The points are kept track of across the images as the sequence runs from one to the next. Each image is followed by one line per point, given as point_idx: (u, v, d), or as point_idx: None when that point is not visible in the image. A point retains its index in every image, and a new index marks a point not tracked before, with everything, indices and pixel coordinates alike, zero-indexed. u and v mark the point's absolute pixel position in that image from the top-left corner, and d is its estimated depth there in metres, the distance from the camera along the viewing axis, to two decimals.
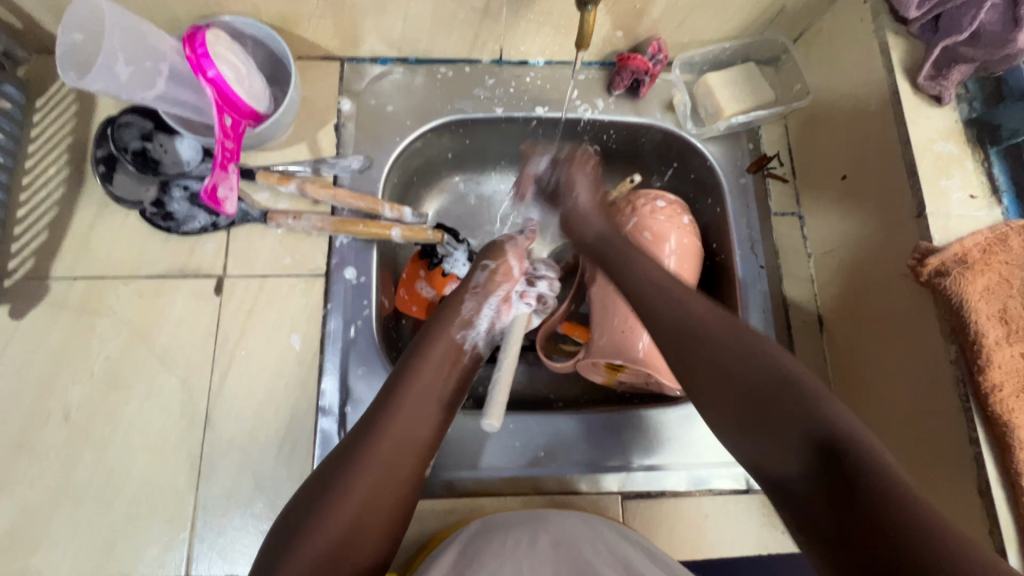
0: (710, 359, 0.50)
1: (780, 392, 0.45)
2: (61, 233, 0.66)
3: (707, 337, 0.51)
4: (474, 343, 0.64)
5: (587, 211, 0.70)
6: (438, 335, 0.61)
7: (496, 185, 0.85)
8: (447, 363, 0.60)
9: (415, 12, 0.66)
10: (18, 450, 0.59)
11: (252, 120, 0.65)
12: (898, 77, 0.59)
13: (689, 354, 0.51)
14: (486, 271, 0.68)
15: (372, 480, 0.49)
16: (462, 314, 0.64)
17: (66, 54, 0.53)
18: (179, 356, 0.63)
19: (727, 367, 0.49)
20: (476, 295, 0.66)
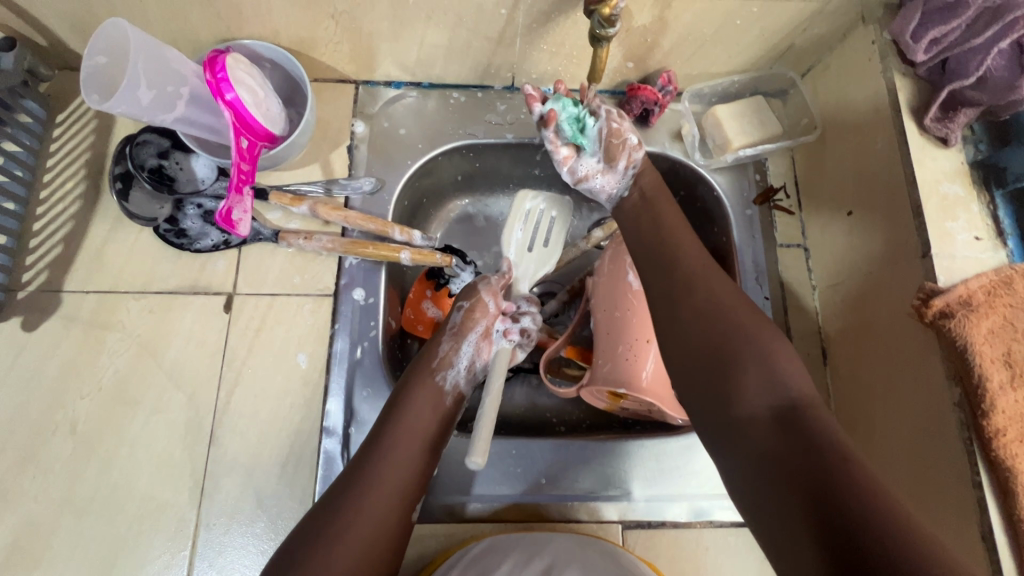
0: (696, 308, 0.53)
1: (735, 357, 0.49)
2: (76, 247, 0.67)
3: (700, 294, 0.53)
4: (456, 380, 0.63)
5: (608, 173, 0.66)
6: (415, 382, 0.61)
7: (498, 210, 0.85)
8: (432, 402, 0.60)
9: (430, 40, 0.67)
10: (25, 461, 0.60)
11: (268, 142, 0.66)
12: (905, 118, 0.60)
13: (693, 285, 0.54)
14: (463, 311, 0.67)
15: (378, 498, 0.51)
16: (439, 354, 0.64)
17: (90, 78, 0.55)
18: (186, 372, 0.64)
19: (704, 319, 0.52)
20: (452, 335, 0.65)
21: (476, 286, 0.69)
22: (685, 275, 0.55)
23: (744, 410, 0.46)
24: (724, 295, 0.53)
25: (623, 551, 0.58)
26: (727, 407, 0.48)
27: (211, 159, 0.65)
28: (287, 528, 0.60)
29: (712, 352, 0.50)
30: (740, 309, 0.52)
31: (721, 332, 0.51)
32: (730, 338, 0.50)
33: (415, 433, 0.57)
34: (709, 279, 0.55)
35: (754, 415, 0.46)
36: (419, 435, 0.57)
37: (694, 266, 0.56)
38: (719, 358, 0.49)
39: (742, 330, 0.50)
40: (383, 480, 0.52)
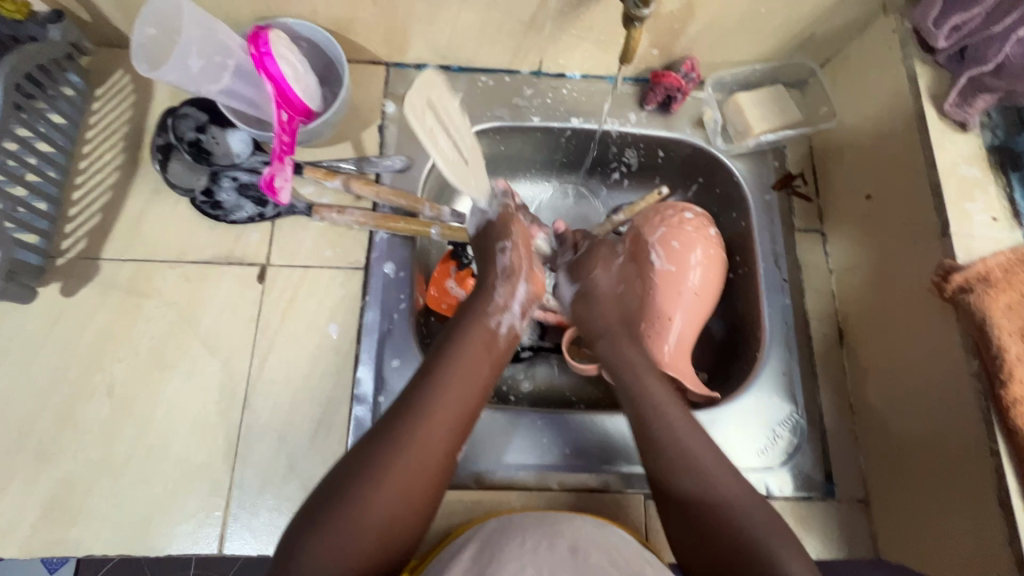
0: (676, 474, 0.55)
1: (715, 513, 0.52)
2: (114, 216, 0.68)
3: (676, 454, 0.56)
4: (512, 321, 0.63)
5: (603, 295, 0.70)
6: (473, 324, 0.60)
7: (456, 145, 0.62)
8: (485, 348, 0.59)
9: (464, 22, 0.69)
10: (64, 422, 0.61)
11: (304, 117, 0.68)
12: (925, 103, 0.62)
13: (664, 454, 0.56)
14: (508, 253, 0.66)
15: (413, 470, 0.50)
16: (495, 300, 0.63)
17: (141, 47, 0.56)
18: (221, 340, 0.66)
19: (688, 482, 0.54)
20: (506, 279, 0.64)
21: (510, 225, 0.68)
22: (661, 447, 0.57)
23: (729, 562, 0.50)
24: (705, 452, 0.56)
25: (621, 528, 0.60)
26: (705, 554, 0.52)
27: (249, 132, 0.66)
28: None
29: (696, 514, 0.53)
30: (720, 477, 0.54)
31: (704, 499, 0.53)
32: (709, 495, 0.53)
33: (443, 415, 0.53)
34: (690, 444, 0.56)
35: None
36: (450, 417, 0.53)
37: (673, 434, 0.57)
38: (699, 523, 0.53)
39: (725, 498, 0.53)
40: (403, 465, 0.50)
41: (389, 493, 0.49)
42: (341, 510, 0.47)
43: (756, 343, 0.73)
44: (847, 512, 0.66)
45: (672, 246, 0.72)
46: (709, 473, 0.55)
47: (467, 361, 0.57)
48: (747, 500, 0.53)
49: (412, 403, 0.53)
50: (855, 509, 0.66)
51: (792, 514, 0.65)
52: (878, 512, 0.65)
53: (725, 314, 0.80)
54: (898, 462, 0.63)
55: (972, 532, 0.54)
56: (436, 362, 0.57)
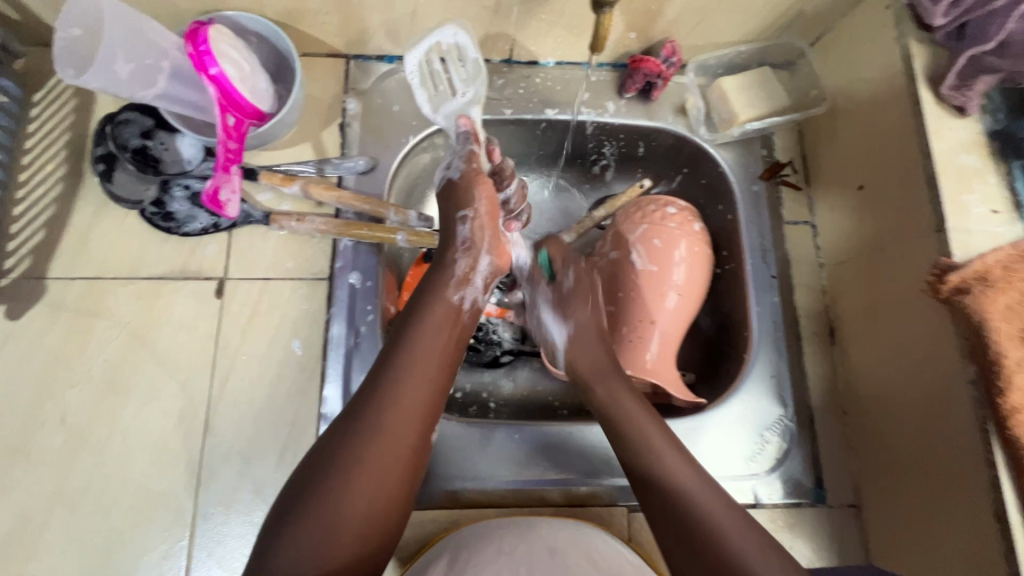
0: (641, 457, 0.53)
1: (675, 504, 0.49)
2: (59, 232, 0.64)
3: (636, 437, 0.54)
4: (475, 295, 0.58)
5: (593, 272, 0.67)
6: (434, 301, 0.55)
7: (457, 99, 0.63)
8: (448, 323, 0.55)
9: (423, 10, 0.64)
10: (16, 453, 0.58)
11: (256, 120, 0.63)
12: (920, 86, 0.58)
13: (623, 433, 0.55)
14: (469, 224, 0.59)
15: (368, 471, 0.45)
16: (457, 271, 0.57)
17: (65, 50, 0.52)
18: (178, 361, 0.62)
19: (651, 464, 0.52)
20: (467, 251, 0.58)
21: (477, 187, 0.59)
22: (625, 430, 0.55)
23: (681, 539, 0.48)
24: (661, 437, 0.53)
25: (606, 533, 0.58)
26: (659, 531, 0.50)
27: (196, 138, 0.62)
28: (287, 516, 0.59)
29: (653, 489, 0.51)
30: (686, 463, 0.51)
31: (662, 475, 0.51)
32: (669, 474, 0.51)
33: (406, 403, 0.49)
34: (651, 429, 0.54)
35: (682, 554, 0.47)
36: (410, 406, 0.49)
37: (633, 420, 0.55)
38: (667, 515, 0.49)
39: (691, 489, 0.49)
40: (369, 466, 0.46)
41: (360, 494, 0.45)
42: (309, 520, 0.43)
43: (744, 344, 0.69)
44: (837, 517, 0.64)
45: (654, 244, 0.69)
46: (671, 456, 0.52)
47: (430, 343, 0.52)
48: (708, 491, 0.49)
49: (369, 398, 0.48)
50: (846, 514, 0.64)
51: (780, 522, 0.63)
52: (870, 516, 0.63)
53: (711, 312, 0.76)
54: (889, 466, 0.61)
55: (963, 536, 0.52)
56: (396, 346, 0.52)
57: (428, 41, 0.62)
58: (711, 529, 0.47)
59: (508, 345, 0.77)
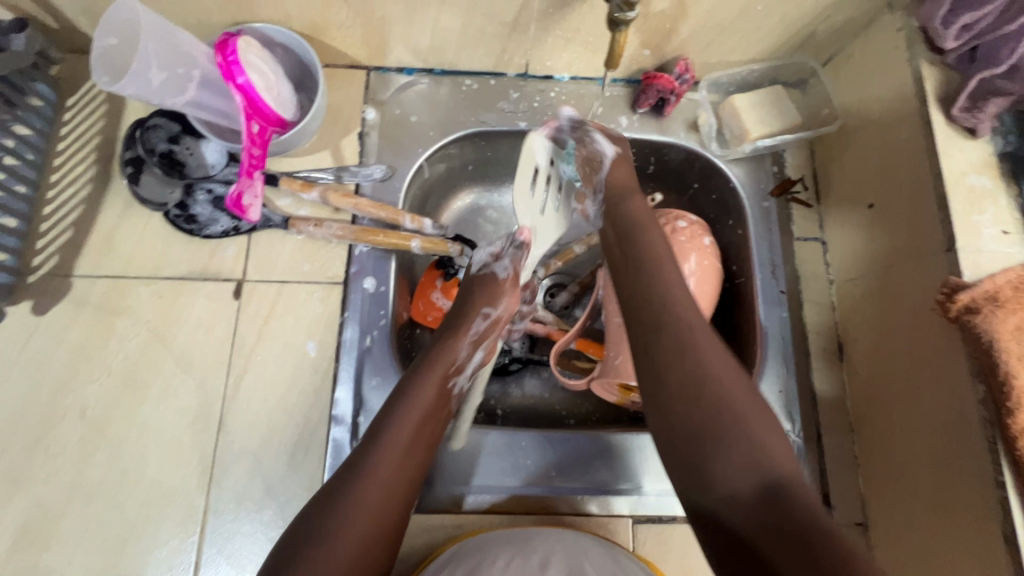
0: (690, 375, 0.49)
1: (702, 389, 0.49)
2: (86, 231, 0.67)
3: (686, 355, 0.51)
4: (463, 384, 0.61)
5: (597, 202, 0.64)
6: (425, 382, 0.56)
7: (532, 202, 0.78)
8: (437, 401, 0.56)
9: (443, 24, 0.66)
10: (35, 445, 0.60)
11: (279, 128, 0.65)
12: (931, 108, 0.58)
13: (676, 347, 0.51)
14: (488, 320, 0.62)
15: (370, 515, 0.47)
16: (459, 360, 0.59)
17: (101, 58, 0.54)
18: (196, 359, 0.64)
19: (703, 385, 0.49)
20: (472, 342, 0.61)
21: (501, 296, 0.63)
22: (673, 345, 0.51)
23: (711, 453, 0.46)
24: (720, 365, 0.50)
25: (610, 545, 0.58)
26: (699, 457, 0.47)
27: (221, 143, 0.64)
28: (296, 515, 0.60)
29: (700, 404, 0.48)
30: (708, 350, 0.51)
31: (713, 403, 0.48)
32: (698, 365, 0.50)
33: (391, 472, 0.50)
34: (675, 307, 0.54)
35: (734, 492, 0.44)
36: (395, 475, 0.50)
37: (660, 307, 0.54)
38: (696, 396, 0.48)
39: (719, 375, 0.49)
40: (353, 527, 0.46)
41: (362, 515, 0.46)
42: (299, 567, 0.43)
43: (752, 359, 0.70)
44: None
45: None
46: (690, 340, 0.51)
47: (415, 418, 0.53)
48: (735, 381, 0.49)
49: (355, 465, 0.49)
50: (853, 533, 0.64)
51: None
52: (879, 535, 0.63)
53: (720, 325, 0.77)
54: (896, 485, 0.61)
55: (975, 552, 0.52)
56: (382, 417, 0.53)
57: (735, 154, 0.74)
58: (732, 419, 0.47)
59: (517, 353, 0.78)
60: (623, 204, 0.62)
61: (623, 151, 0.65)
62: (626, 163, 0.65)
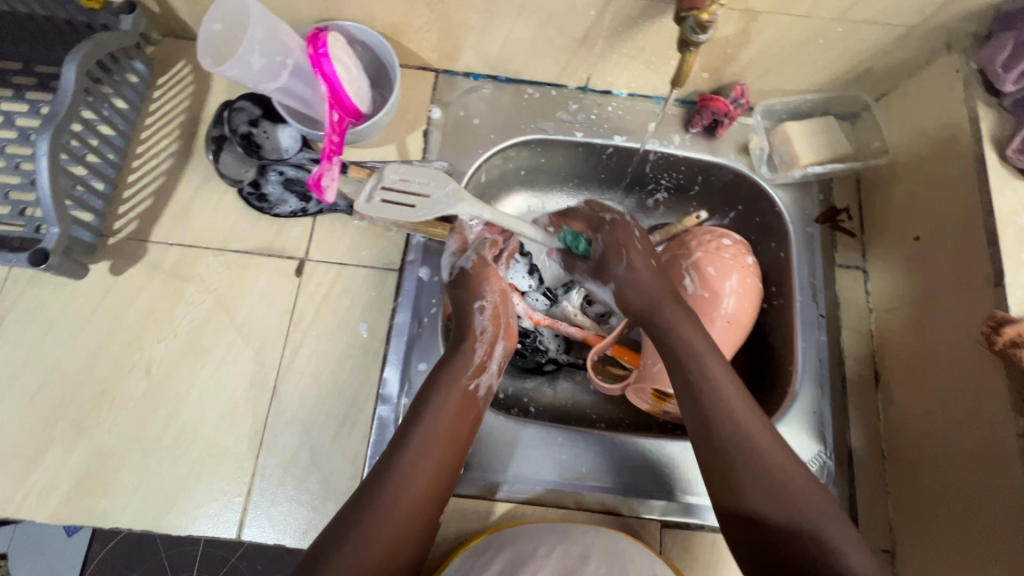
0: (753, 484, 0.52)
1: (726, 416, 0.55)
2: (164, 200, 0.71)
3: (749, 458, 0.53)
4: (489, 380, 0.63)
5: (641, 278, 0.65)
6: (445, 388, 0.59)
7: (432, 193, 0.65)
8: (461, 412, 0.58)
9: (515, 34, 0.70)
10: (102, 396, 0.64)
11: (354, 118, 0.70)
12: (985, 147, 0.60)
13: (735, 452, 0.53)
14: (485, 312, 0.65)
15: (401, 514, 0.51)
16: (475, 360, 0.62)
17: (206, 41, 0.58)
18: (255, 329, 0.67)
19: (764, 497, 0.51)
20: (484, 339, 0.63)
21: (486, 282, 0.66)
22: (724, 420, 0.55)
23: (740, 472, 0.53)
24: (766, 437, 0.54)
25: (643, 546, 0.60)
26: (762, 544, 0.50)
27: (298, 128, 0.68)
28: (338, 487, 0.62)
29: (774, 552, 0.49)
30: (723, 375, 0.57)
31: (773, 513, 0.50)
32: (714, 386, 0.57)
33: (417, 487, 0.53)
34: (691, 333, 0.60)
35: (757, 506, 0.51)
36: (428, 476, 0.54)
37: (679, 330, 0.61)
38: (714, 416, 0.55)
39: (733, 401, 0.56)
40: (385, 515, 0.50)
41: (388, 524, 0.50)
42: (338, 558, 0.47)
43: (787, 378, 0.71)
44: None
45: (708, 272, 0.71)
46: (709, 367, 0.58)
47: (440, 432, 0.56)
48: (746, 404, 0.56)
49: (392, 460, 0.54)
50: (880, 559, 0.64)
51: None
52: (906, 564, 0.63)
53: (756, 344, 0.79)
54: (927, 514, 0.61)
55: None
56: (407, 430, 0.56)
57: (785, 178, 0.76)
58: (752, 443, 0.53)
59: (554, 354, 0.80)
60: (645, 298, 0.64)
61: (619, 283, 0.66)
62: (640, 259, 0.66)
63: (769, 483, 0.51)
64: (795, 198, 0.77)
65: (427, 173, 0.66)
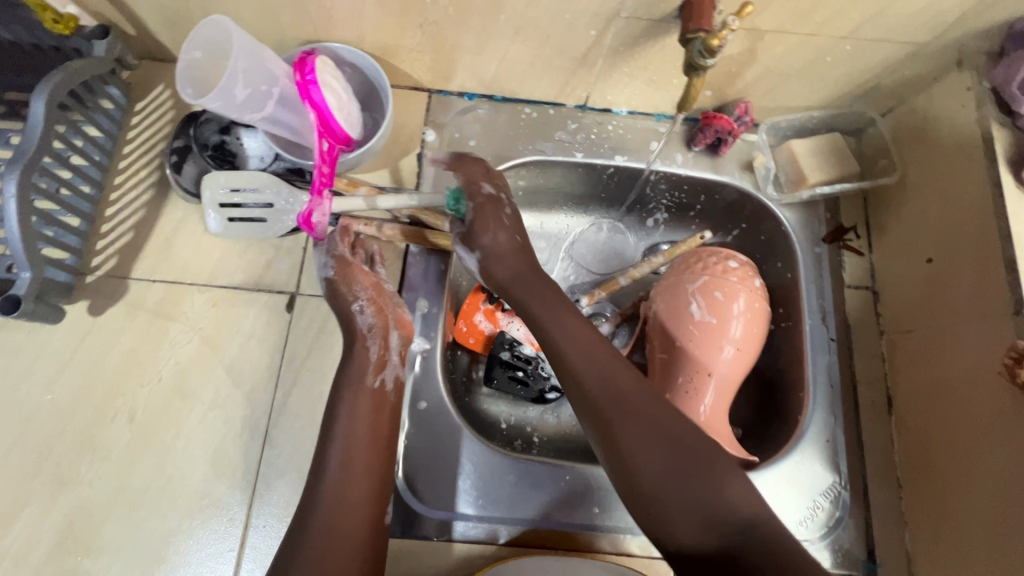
0: (649, 454, 0.46)
1: (601, 384, 0.50)
2: (146, 234, 0.67)
3: (636, 423, 0.47)
4: (395, 372, 0.62)
5: (506, 247, 0.61)
6: (347, 395, 0.58)
7: (271, 199, 0.64)
8: (371, 412, 0.58)
9: (513, 55, 0.67)
10: (81, 447, 0.60)
11: (346, 146, 0.66)
12: (1001, 170, 0.59)
13: (620, 423, 0.47)
14: (365, 309, 0.63)
15: (329, 531, 0.50)
16: (373, 357, 0.61)
17: (185, 71, 0.55)
18: (244, 370, 0.64)
19: (660, 459, 0.45)
20: (375, 334, 0.62)
21: (354, 279, 0.64)
22: (604, 389, 0.49)
23: (629, 444, 0.46)
24: (649, 396, 0.49)
25: None
26: (682, 521, 0.43)
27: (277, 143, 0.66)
28: None
29: (690, 514, 0.43)
30: (593, 344, 0.53)
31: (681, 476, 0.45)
32: (583, 352, 0.52)
33: (352, 506, 0.53)
34: (555, 301, 0.56)
35: (658, 473, 0.45)
36: (364, 485, 0.54)
37: (544, 303, 0.56)
38: (588, 387, 0.50)
39: (610, 369, 0.50)
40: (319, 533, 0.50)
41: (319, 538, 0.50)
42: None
43: (799, 405, 0.69)
44: None
45: (715, 296, 0.69)
46: (578, 335, 0.53)
47: (360, 445, 0.56)
48: (623, 367, 0.51)
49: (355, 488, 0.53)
50: None
51: None
52: None
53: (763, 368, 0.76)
54: (947, 548, 0.60)
55: None
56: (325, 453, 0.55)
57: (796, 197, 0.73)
58: (636, 407, 0.48)
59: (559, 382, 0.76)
60: (502, 267, 0.60)
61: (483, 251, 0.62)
62: (502, 230, 0.61)
63: (664, 443, 0.46)
64: (801, 217, 0.75)
65: (250, 178, 0.64)
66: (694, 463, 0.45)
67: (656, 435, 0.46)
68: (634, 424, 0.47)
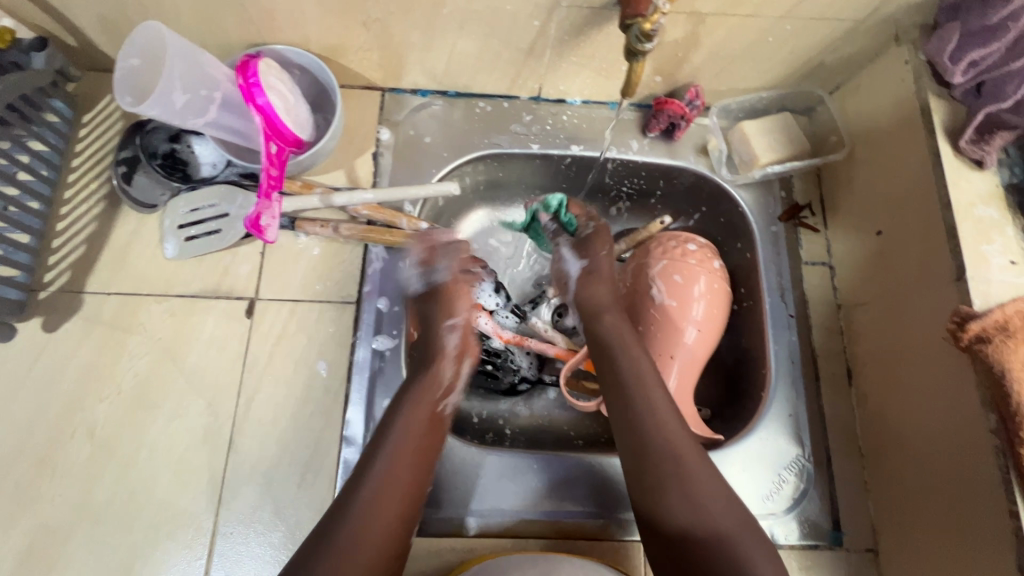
0: (683, 505, 0.51)
1: (656, 430, 0.55)
2: (98, 247, 0.66)
3: (677, 476, 0.52)
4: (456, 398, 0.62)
5: (607, 274, 0.68)
6: (404, 409, 0.57)
7: (225, 209, 0.66)
8: (428, 427, 0.57)
9: (460, 49, 0.67)
10: (42, 466, 0.59)
11: (296, 148, 0.66)
12: (939, 140, 0.60)
13: (664, 473, 0.53)
14: (456, 331, 0.63)
15: (366, 539, 0.49)
16: (446, 380, 0.61)
17: (124, 80, 0.55)
18: (206, 379, 0.63)
19: (687, 515, 0.51)
20: (457, 356, 0.63)
21: (457, 301, 0.64)
22: (655, 435, 0.55)
23: (670, 490, 0.52)
24: (692, 452, 0.54)
25: None
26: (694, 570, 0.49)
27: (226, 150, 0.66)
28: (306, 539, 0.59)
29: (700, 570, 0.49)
30: (657, 395, 0.57)
31: (701, 535, 0.50)
32: (642, 399, 0.57)
33: (379, 518, 0.51)
34: (632, 344, 0.61)
35: (684, 528, 0.50)
36: (404, 487, 0.53)
37: (619, 343, 0.61)
38: (642, 431, 0.55)
39: (661, 420, 0.56)
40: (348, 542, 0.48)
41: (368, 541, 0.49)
42: None
43: (761, 382, 0.70)
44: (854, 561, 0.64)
45: (674, 279, 0.69)
46: (644, 381, 0.58)
47: (409, 458, 0.54)
48: (675, 420, 0.56)
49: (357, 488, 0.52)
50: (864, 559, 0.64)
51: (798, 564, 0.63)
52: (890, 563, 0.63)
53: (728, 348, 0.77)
54: (907, 512, 0.61)
55: None
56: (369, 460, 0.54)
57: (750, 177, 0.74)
58: (680, 458, 0.53)
59: (528, 375, 0.76)
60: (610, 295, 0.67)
61: (592, 264, 0.68)
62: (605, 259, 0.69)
63: (693, 501, 0.51)
64: (757, 197, 0.76)
65: (209, 193, 0.66)
66: (715, 526, 0.50)
67: (690, 492, 0.52)
68: (673, 477, 0.52)
